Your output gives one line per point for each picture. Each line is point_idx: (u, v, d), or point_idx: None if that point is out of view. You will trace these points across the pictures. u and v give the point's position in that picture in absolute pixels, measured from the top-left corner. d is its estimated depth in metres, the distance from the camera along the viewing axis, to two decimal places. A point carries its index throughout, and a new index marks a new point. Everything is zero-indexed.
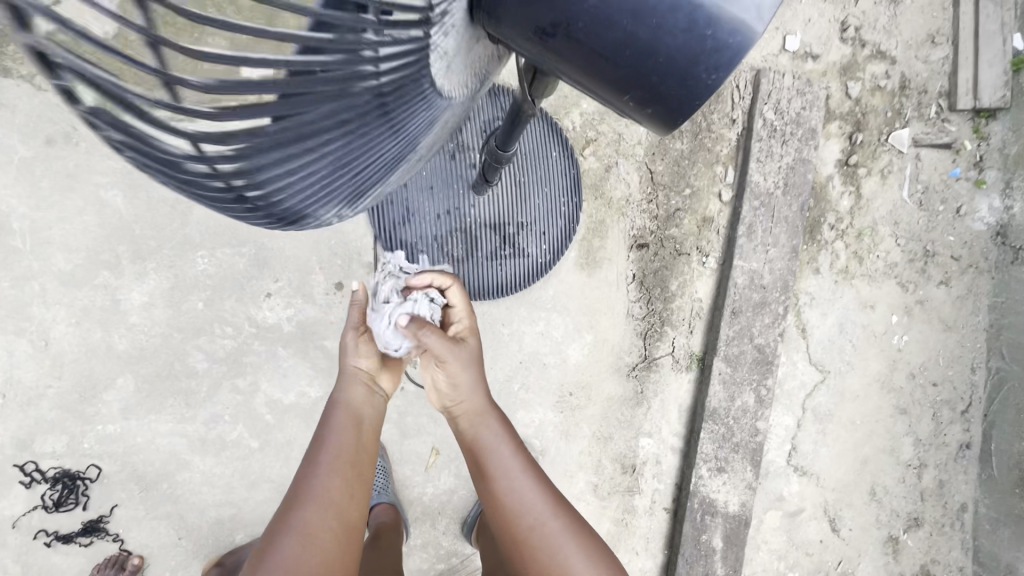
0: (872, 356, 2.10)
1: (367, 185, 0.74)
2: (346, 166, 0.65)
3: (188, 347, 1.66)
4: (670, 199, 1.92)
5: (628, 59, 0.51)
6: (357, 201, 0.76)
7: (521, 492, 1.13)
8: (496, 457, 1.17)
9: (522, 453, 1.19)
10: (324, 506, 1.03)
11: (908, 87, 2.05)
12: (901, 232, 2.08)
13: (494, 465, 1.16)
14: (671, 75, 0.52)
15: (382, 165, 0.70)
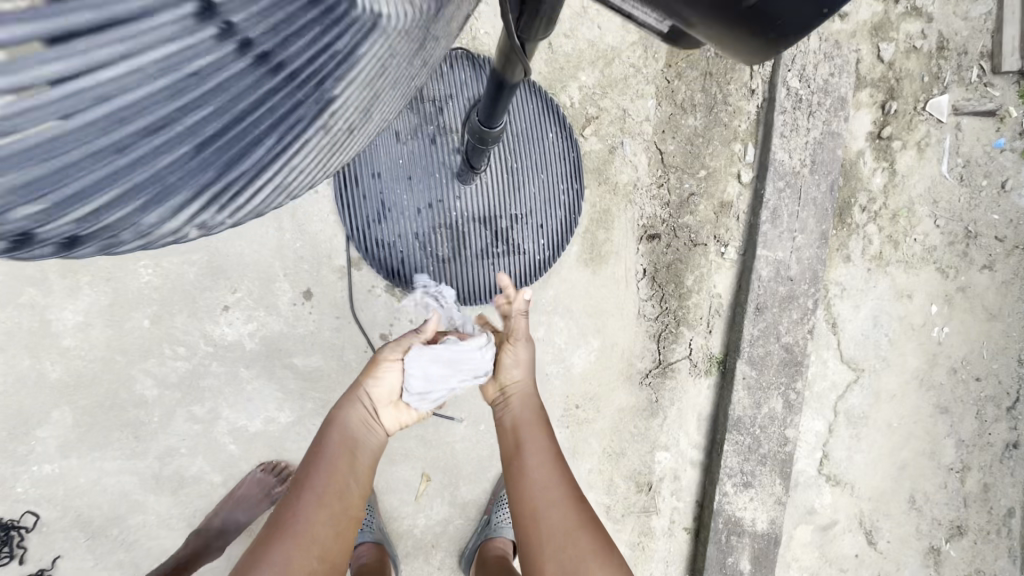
0: (910, 351, 1.89)
1: (205, 178, 0.34)
2: (81, 102, 0.26)
3: (135, 372, 1.44)
4: (684, 183, 1.69)
5: None
6: (202, 213, 0.36)
7: (550, 506, 1.04)
8: (528, 465, 1.09)
9: (557, 466, 1.09)
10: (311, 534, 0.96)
11: (947, 48, 1.82)
12: (940, 212, 1.86)
13: (525, 472, 1.08)
14: None
15: (205, 112, 0.31)
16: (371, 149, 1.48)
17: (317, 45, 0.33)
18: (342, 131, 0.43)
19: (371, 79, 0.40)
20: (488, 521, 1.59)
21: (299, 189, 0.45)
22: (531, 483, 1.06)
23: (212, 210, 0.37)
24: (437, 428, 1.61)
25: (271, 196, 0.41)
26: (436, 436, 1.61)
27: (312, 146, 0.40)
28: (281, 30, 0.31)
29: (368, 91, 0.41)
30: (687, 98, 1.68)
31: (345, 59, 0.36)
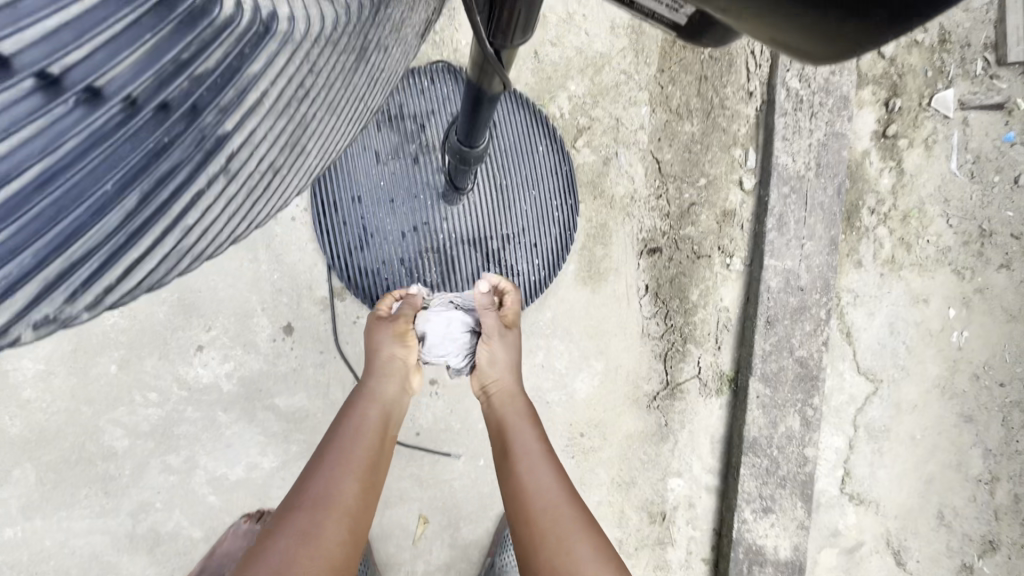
0: (929, 357, 1.79)
1: (55, 233, 0.28)
2: None
3: (103, 423, 1.33)
4: (683, 192, 1.60)
5: None
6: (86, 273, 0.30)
7: (556, 510, 0.96)
8: (530, 464, 1.02)
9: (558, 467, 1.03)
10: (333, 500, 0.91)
11: (949, 41, 1.75)
12: (952, 211, 1.78)
13: (524, 472, 1.01)
14: None
15: (32, 146, 0.26)
16: (350, 172, 1.40)
17: (187, 73, 0.30)
18: (263, 177, 0.37)
19: (286, 111, 0.35)
20: (490, 564, 1.49)
21: (212, 249, 0.38)
22: (535, 485, 0.99)
23: (72, 284, 0.30)
24: (434, 466, 1.50)
25: (178, 258, 0.35)
26: (433, 474, 1.50)
27: (221, 192, 0.34)
28: (138, 62, 0.28)
29: (286, 129, 0.36)
30: (682, 104, 1.59)
31: (233, 79, 0.32)
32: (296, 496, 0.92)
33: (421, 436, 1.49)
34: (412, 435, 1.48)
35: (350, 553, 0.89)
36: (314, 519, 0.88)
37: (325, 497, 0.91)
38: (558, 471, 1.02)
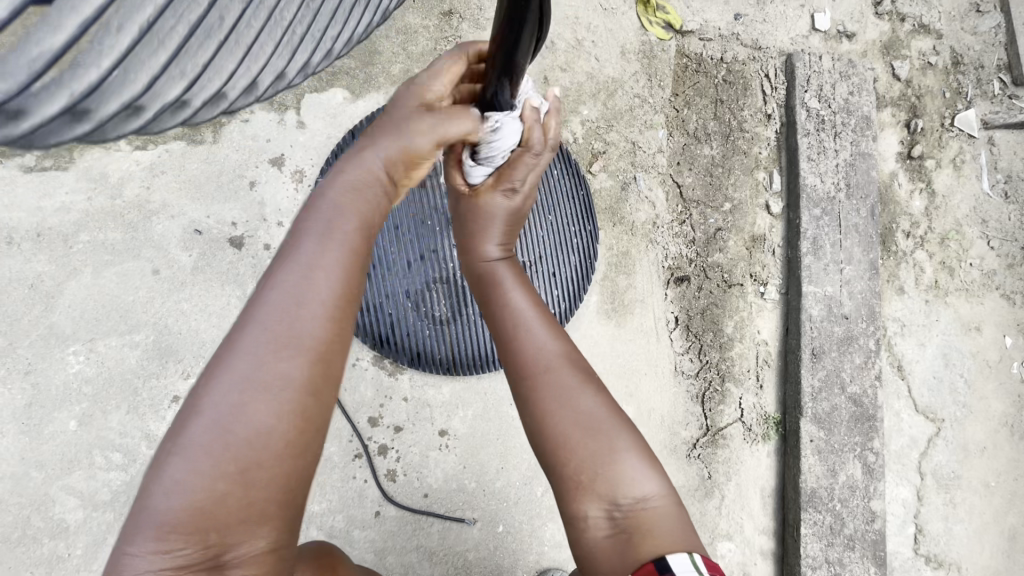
0: (991, 393, 1.62)
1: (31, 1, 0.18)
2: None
3: (56, 490, 1.13)
4: (708, 217, 1.50)
5: None
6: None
7: (566, 404, 0.73)
8: (529, 341, 0.78)
9: (562, 333, 0.81)
10: (273, 359, 0.52)
11: (961, 63, 1.72)
12: (991, 232, 1.67)
13: (523, 350, 0.78)
14: None
15: None
16: None
17: None
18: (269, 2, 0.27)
19: None
20: None
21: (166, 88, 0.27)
22: (541, 366, 0.76)
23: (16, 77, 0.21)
24: (445, 535, 1.28)
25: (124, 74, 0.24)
26: (444, 545, 1.28)
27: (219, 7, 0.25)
28: None
29: None
30: (699, 127, 1.53)
31: None
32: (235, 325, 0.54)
33: (430, 498, 1.28)
34: (420, 497, 1.28)
35: (325, 411, 0.54)
36: (256, 364, 0.51)
37: (252, 369, 0.51)
38: (566, 341, 0.79)
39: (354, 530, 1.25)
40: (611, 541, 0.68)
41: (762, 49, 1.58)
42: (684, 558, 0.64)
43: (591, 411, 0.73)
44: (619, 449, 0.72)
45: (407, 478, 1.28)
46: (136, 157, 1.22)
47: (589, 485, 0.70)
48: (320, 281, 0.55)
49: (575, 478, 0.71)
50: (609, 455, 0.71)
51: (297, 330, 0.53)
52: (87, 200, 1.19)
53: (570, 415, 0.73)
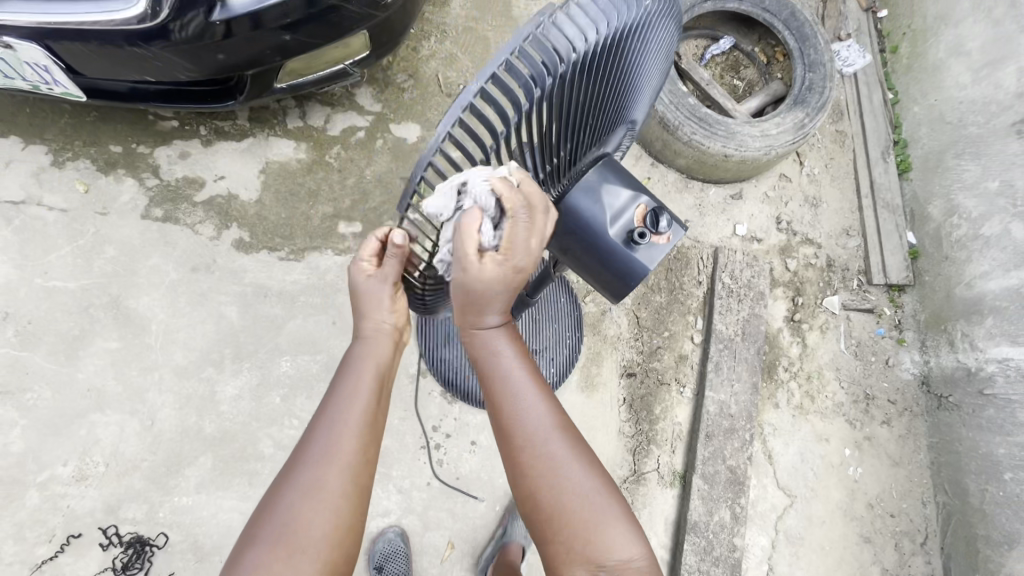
0: (832, 484, 2.43)
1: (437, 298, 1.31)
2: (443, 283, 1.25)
3: (261, 434, 2.03)
4: (653, 339, 2.42)
5: (600, 265, 1.14)
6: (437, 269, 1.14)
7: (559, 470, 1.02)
8: (526, 425, 1.05)
9: (551, 406, 1.09)
10: (330, 463, 0.94)
11: (833, 265, 2.68)
12: (843, 377, 2.55)
13: (528, 439, 1.05)
14: (612, 276, 1.15)
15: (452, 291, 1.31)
16: None
17: None
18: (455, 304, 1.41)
19: None
20: None
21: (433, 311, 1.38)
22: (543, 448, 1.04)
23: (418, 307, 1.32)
24: (464, 504, 2.14)
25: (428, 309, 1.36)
26: (463, 509, 2.13)
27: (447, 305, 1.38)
28: None
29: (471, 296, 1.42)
30: (655, 282, 2.48)
31: None
32: (291, 464, 0.95)
33: (459, 480, 2.15)
34: (454, 477, 2.14)
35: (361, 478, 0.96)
36: (317, 473, 0.93)
37: (318, 469, 0.94)
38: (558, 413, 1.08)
39: (412, 490, 2.11)
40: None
41: (700, 242, 2.57)
42: None
43: (585, 480, 1.03)
44: (603, 506, 1.01)
45: (448, 465, 2.15)
46: (336, 258, 2.23)
47: (585, 546, 0.98)
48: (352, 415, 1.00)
49: (576, 541, 0.99)
50: (598, 522, 0.99)
51: (331, 454, 0.95)
52: (307, 278, 2.19)
53: (565, 482, 1.02)
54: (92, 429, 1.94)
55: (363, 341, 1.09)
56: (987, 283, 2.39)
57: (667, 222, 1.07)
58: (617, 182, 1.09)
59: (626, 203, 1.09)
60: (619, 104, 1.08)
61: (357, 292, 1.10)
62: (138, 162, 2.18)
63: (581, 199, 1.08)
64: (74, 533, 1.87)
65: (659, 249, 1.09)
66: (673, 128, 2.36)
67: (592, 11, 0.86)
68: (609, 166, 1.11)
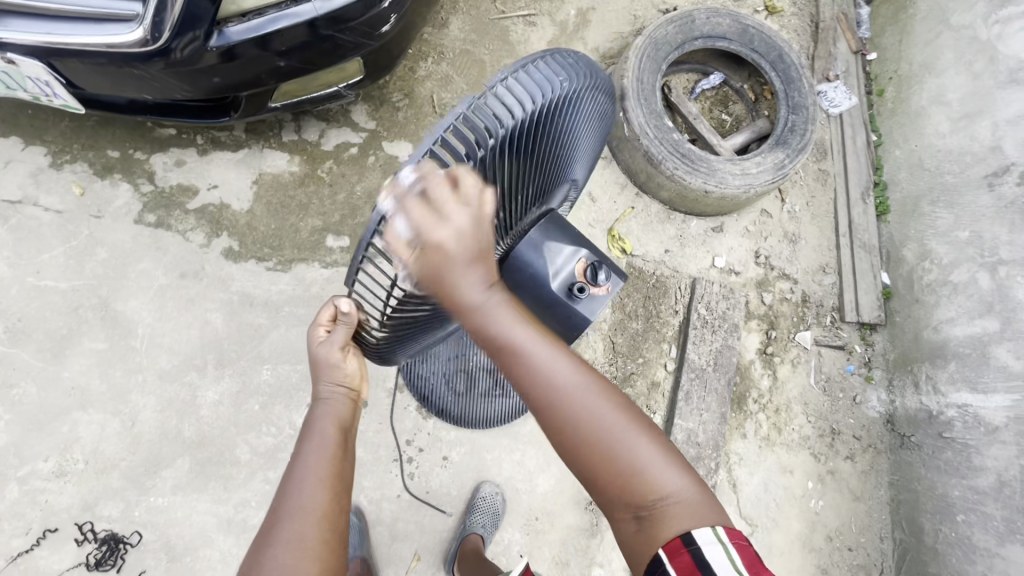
0: (793, 515, 2.49)
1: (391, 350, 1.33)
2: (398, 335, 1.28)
3: (238, 440, 2.09)
4: (627, 364, 2.49)
5: (546, 314, 1.21)
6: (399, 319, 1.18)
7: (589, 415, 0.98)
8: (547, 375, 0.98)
9: (569, 354, 1.01)
10: (308, 510, 1.01)
11: (809, 301, 2.75)
12: (810, 411, 2.61)
13: (550, 392, 0.98)
14: (558, 324, 1.22)
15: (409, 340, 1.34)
16: None
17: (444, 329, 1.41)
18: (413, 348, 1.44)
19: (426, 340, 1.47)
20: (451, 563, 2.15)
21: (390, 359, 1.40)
22: (568, 401, 0.98)
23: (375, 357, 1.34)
24: (433, 517, 2.20)
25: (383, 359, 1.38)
26: (431, 522, 2.20)
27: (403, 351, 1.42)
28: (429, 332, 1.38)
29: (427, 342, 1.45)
30: (632, 309, 2.55)
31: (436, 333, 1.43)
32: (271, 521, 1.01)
33: (429, 494, 2.22)
34: (423, 491, 2.21)
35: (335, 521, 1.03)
36: (295, 522, 1.00)
37: (295, 521, 1.00)
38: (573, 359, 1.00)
39: (383, 501, 2.18)
40: (639, 534, 0.96)
41: (679, 272, 2.64)
42: (710, 530, 0.93)
43: (619, 421, 0.99)
44: (642, 445, 0.99)
45: (419, 478, 2.22)
46: (321, 271, 2.29)
47: (627, 484, 0.97)
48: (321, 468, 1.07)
49: (617, 484, 0.97)
50: (638, 463, 0.97)
51: (305, 509, 1.01)
52: (292, 290, 2.25)
53: (602, 425, 0.98)
54: (75, 427, 2.01)
55: (321, 403, 1.17)
56: (951, 329, 2.46)
57: (605, 275, 1.17)
58: (559, 239, 1.18)
59: (567, 258, 1.17)
60: (557, 164, 1.15)
61: (315, 360, 1.17)
62: (134, 168, 2.24)
63: (526, 254, 1.16)
64: (51, 528, 1.93)
65: (599, 300, 1.19)
66: (657, 162, 2.43)
67: (521, 82, 0.94)
68: (551, 223, 1.19)
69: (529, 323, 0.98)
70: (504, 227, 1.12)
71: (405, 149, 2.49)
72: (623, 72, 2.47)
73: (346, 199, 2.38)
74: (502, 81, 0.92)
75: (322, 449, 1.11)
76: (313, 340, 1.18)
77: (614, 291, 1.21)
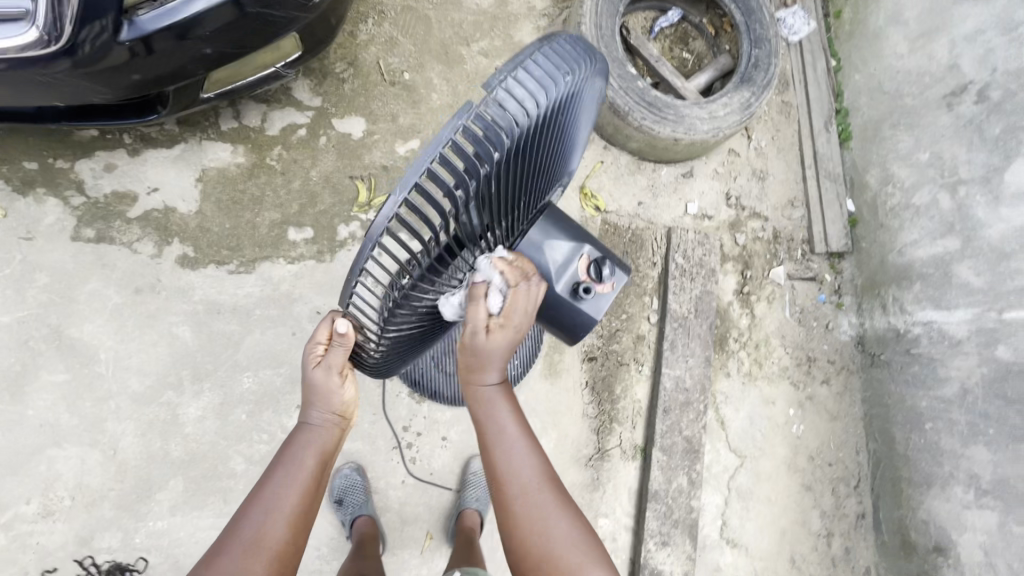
0: (778, 442, 2.64)
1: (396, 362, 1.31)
2: (400, 350, 1.25)
3: (231, 452, 2.03)
4: (612, 322, 2.51)
5: (552, 313, 1.26)
6: (393, 337, 1.16)
7: (545, 518, 1.15)
8: (515, 475, 1.18)
9: (541, 461, 1.20)
10: (267, 541, 1.06)
11: (780, 237, 2.79)
12: (788, 343, 2.71)
13: (514, 484, 1.17)
14: (564, 321, 1.27)
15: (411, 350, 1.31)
16: None
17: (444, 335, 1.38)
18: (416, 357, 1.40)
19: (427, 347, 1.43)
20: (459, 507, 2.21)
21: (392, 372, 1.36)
22: (527, 495, 1.17)
23: (379, 372, 1.31)
24: (440, 496, 2.23)
25: (386, 373, 1.35)
26: (439, 501, 2.23)
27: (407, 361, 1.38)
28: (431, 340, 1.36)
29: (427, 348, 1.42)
30: None
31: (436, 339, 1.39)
32: (221, 544, 1.06)
33: (434, 475, 2.23)
34: (427, 473, 2.22)
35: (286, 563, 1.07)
36: (249, 553, 1.04)
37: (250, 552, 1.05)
38: (540, 462, 1.20)
39: (389, 489, 2.20)
40: None
41: (654, 223, 2.63)
42: None
43: (568, 532, 1.15)
44: (583, 553, 1.13)
45: (421, 462, 2.23)
46: (287, 267, 2.17)
47: None
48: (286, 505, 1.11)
49: None
50: (577, 564, 1.12)
51: (262, 547, 1.06)
52: (260, 291, 2.13)
53: (550, 530, 1.14)
54: (52, 464, 1.91)
55: (308, 428, 1.19)
56: (915, 251, 2.55)
57: (608, 272, 1.22)
58: (561, 238, 1.20)
59: (570, 258, 1.21)
60: (559, 160, 1.09)
61: (308, 381, 1.18)
62: (59, 179, 2.03)
63: (530, 256, 1.19)
64: (49, 568, 1.87)
65: (604, 297, 1.25)
66: (624, 113, 2.35)
67: (523, 85, 0.86)
68: (550, 223, 1.21)
69: (523, 432, 1.22)
70: (503, 230, 1.09)
71: (358, 124, 2.31)
72: (579, 19, 2.34)
73: (300, 185, 2.22)
74: (500, 84, 0.84)
75: (294, 485, 1.13)
76: (309, 358, 1.18)
77: (618, 286, 1.27)
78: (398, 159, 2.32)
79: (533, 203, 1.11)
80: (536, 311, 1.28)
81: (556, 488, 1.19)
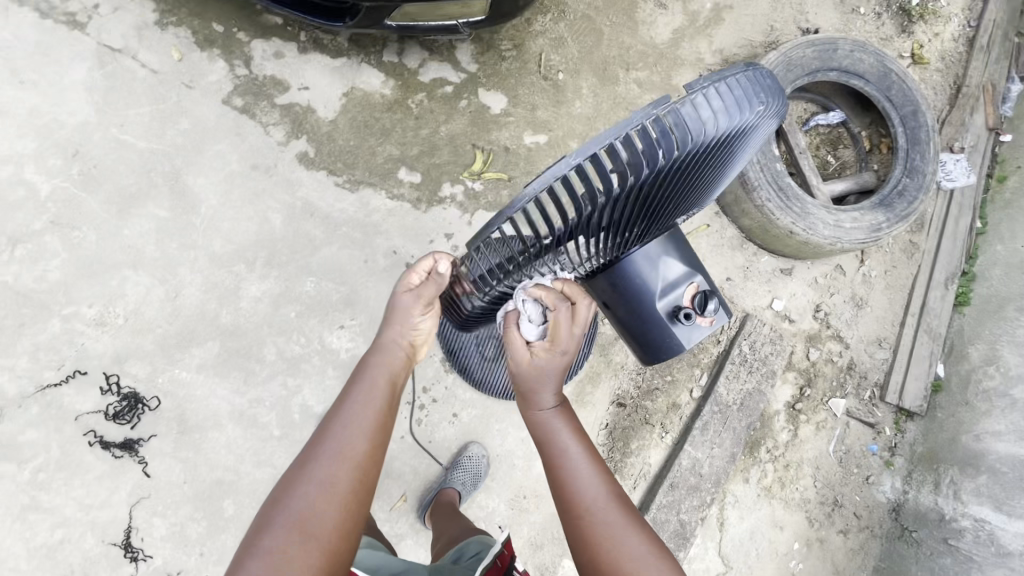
0: (770, 568, 2.48)
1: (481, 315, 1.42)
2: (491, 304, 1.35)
3: (268, 340, 2.13)
4: (654, 378, 2.46)
5: (642, 327, 1.28)
6: (501, 286, 1.22)
7: (611, 532, 1.11)
8: (578, 485, 1.17)
9: (604, 476, 1.20)
10: (353, 448, 1.09)
11: (854, 369, 2.64)
12: (819, 475, 2.56)
13: (575, 495, 1.17)
14: (650, 338, 1.29)
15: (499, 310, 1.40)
16: None
17: None
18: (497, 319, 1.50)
19: None
20: (444, 479, 2.19)
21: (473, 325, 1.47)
22: (591, 507, 1.15)
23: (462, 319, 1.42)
24: (428, 466, 2.25)
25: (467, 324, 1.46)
26: (426, 470, 2.24)
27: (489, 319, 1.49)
28: None
29: None
30: None
31: None
32: (308, 452, 1.09)
33: (431, 444, 2.25)
34: (427, 439, 2.25)
35: (366, 475, 1.09)
36: (338, 456, 1.07)
37: (337, 454, 1.08)
38: (604, 475, 1.19)
39: None
40: None
41: (734, 303, 2.56)
42: None
43: (639, 544, 1.10)
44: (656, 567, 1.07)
45: (426, 426, 2.25)
46: (385, 200, 2.27)
47: None
48: (365, 415, 1.15)
49: None
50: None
51: (345, 454, 1.08)
52: (353, 211, 2.24)
53: (618, 541, 1.10)
54: (122, 283, 2.07)
55: (383, 349, 1.26)
56: (994, 442, 2.36)
57: (714, 307, 1.21)
58: (677, 259, 1.24)
59: (680, 279, 1.24)
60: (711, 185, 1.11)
61: (392, 307, 1.29)
62: (234, 47, 2.22)
63: (642, 266, 1.23)
64: (81, 370, 2.02)
65: (699, 329, 1.24)
66: (751, 189, 2.32)
67: (713, 99, 0.91)
68: (672, 243, 1.25)
69: (585, 449, 1.23)
70: (637, 232, 1.12)
71: (500, 101, 2.40)
72: None
73: (427, 134, 2.32)
74: (697, 92, 0.90)
75: (372, 398, 1.17)
76: (398, 287, 1.31)
77: (716, 325, 1.25)
78: (521, 146, 2.39)
79: (668, 217, 1.15)
80: (626, 319, 1.31)
81: (621, 500, 1.17)
